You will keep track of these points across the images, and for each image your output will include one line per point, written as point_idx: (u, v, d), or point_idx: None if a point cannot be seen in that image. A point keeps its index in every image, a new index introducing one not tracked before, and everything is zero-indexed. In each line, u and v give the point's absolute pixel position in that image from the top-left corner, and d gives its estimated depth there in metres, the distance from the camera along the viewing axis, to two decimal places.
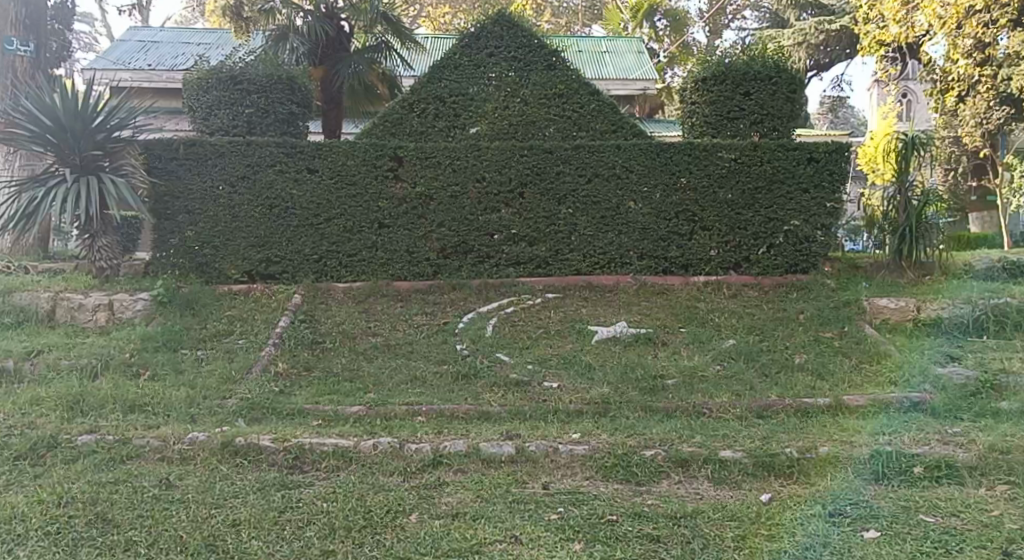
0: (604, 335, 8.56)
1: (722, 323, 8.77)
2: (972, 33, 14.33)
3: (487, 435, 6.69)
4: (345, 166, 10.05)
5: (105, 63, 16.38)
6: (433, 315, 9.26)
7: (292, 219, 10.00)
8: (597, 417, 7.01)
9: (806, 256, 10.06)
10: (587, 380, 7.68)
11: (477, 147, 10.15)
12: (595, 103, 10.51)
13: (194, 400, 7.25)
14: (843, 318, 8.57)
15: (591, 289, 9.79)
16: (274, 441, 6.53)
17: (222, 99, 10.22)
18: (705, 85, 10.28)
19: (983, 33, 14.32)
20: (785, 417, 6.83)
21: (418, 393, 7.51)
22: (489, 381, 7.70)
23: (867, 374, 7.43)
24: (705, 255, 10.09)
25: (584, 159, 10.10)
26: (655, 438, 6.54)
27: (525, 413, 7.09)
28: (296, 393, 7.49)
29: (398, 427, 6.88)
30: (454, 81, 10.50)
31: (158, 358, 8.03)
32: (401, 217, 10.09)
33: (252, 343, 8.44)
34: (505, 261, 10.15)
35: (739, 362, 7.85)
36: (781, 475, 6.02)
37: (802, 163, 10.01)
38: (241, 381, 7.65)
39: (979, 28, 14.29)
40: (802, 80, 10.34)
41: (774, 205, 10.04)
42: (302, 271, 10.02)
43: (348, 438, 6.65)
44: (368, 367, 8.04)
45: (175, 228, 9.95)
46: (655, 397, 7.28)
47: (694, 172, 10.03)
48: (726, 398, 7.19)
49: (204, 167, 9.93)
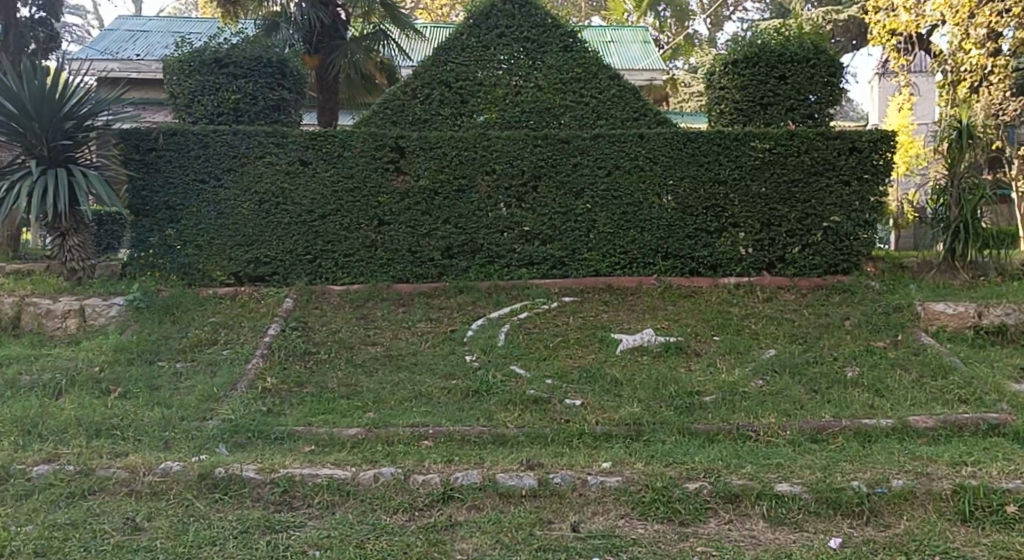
0: (629, 344, 7.69)
1: (759, 330, 7.90)
2: (985, 23, 11.80)
3: (503, 464, 5.83)
4: (341, 158, 9.17)
5: (92, 52, 15.54)
6: (439, 321, 8.40)
7: (284, 215, 9.13)
8: (628, 442, 6.16)
9: (847, 255, 9.19)
10: (614, 396, 6.81)
11: (486, 135, 9.27)
12: (615, 88, 9.62)
13: (170, 422, 6.39)
14: (895, 325, 7.72)
15: (611, 292, 8.95)
16: (259, 472, 5.69)
17: (206, 84, 9.30)
18: (736, 68, 9.38)
19: (997, 23, 11.78)
20: (844, 443, 5.97)
21: (424, 412, 6.65)
22: (503, 399, 6.83)
23: (933, 389, 6.58)
24: (736, 255, 9.24)
25: (605, 150, 9.22)
26: (698, 468, 5.67)
27: (544, 437, 6.24)
28: (286, 413, 6.63)
29: (403, 454, 6.02)
30: (460, 63, 9.61)
31: (131, 371, 7.18)
32: (404, 213, 9.22)
33: (237, 354, 7.56)
34: (516, 261, 9.29)
35: (785, 376, 6.98)
36: (849, 515, 5.17)
37: (844, 153, 9.13)
38: (224, 399, 6.78)
39: (992, 18, 11.76)
40: (842, 63, 9.42)
41: (811, 199, 9.17)
42: (295, 272, 9.16)
43: (345, 468, 5.80)
44: (368, 382, 7.16)
45: (154, 226, 9.07)
46: (691, 418, 6.41)
47: (724, 163, 9.17)
48: (774, 419, 6.32)
49: (187, 159, 9.04)
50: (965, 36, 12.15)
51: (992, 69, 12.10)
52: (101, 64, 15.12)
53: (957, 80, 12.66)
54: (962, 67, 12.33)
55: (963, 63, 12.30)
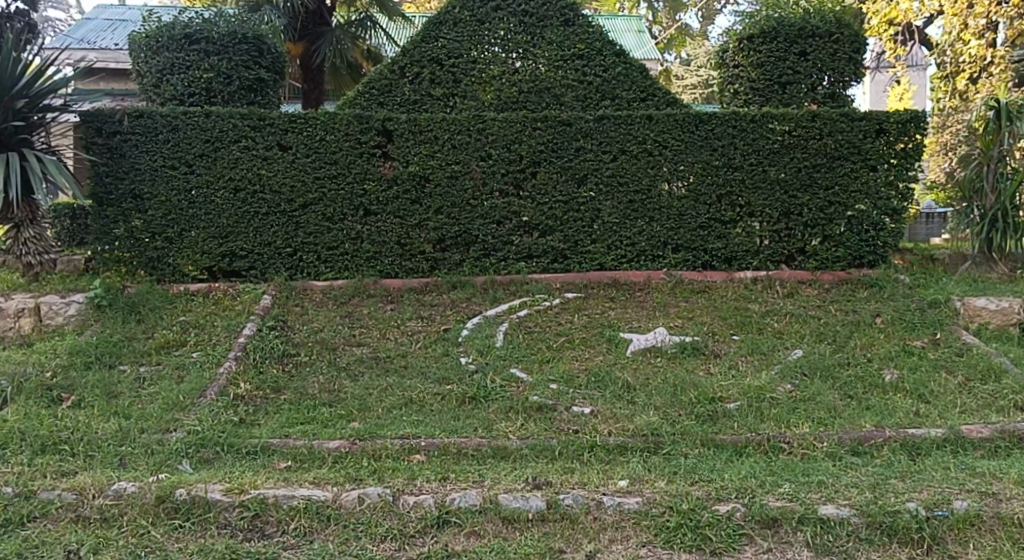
0: (640, 345, 6.97)
1: (783, 329, 7.20)
2: (983, 13, 10.96)
3: (505, 483, 5.12)
4: (324, 142, 8.41)
5: (71, 41, 14.49)
6: (431, 320, 7.68)
7: (261, 204, 8.39)
8: (646, 455, 5.46)
9: (872, 246, 8.53)
10: (627, 404, 6.08)
11: (481, 117, 8.53)
12: (621, 66, 8.91)
13: (127, 435, 5.63)
14: (931, 322, 7.06)
15: (617, 287, 8.26)
16: (226, 493, 4.97)
17: (175, 61, 8.50)
18: (751, 44, 8.66)
19: (997, 13, 10.90)
20: (891, 457, 5.30)
21: (415, 422, 5.92)
22: (504, 406, 6.11)
23: (982, 395, 5.92)
24: (752, 247, 8.56)
25: (610, 133, 8.50)
26: (728, 487, 4.97)
27: (550, 451, 5.52)
28: (260, 424, 5.89)
29: (392, 471, 5.30)
30: (452, 39, 8.85)
31: (88, 378, 6.43)
32: (392, 202, 8.49)
33: (208, 357, 6.81)
34: (514, 254, 8.60)
35: (816, 380, 6.28)
36: (907, 543, 4.54)
37: (870, 135, 8.44)
38: (191, 407, 6.03)
39: (992, 7, 10.90)
40: (865, 38, 8.74)
41: (834, 186, 8.48)
42: (274, 266, 8.44)
43: (325, 487, 5.09)
44: (352, 387, 6.43)
45: (120, 217, 8.30)
46: (715, 428, 5.71)
47: (740, 147, 8.47)
48: (809, 429, 5.63)
49: (155, 143, 8.27)
50: (964, 27, 11.32)
51: (992, 60, 11.11)
52: (80, 53, 14.17)
53: (955, 71, 11.68)
54: (960, 58, 11.41)
55: (961, 54, 11.40)
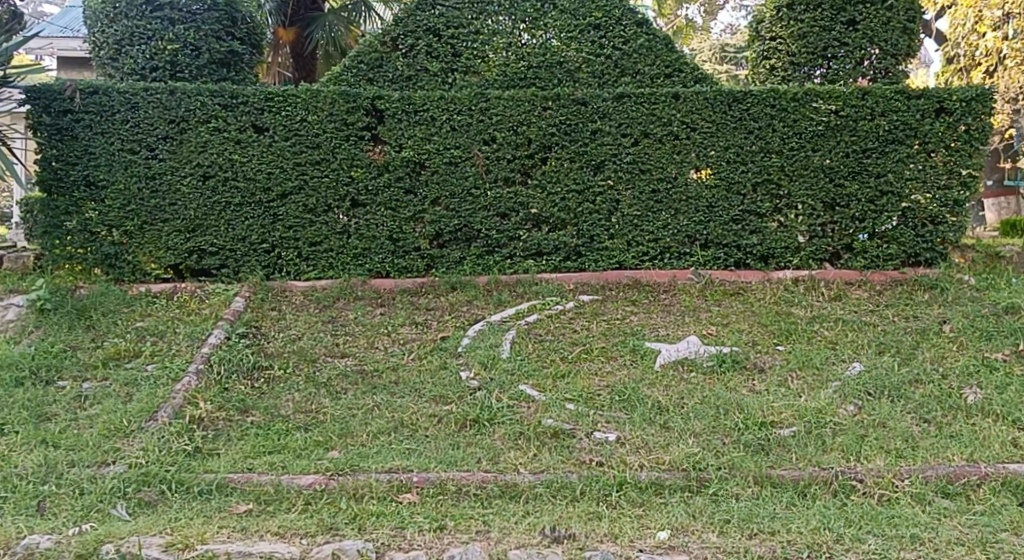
0: (671, 357, 5.95)
1: (837, 338, 6.18)
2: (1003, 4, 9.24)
3: (517, 535, 4.16)
4: (305, 123, 7.38)
5: (53, 29, 13.02)
6: (426, 326, 6.67)
7: (233, 193, 7.37)
8: (688, 497, 4.45)
9: (927, 242, 7.54)
10: (661, 430, 5.05)
11: (484, 95, 7.52)
12: (643, 37, 7.88)
13: (53, 470, 4.61)
14: (1011, 331, 6.07)
15: (639, 288, 7.26)
16: (165, 550, 4.04)
17: (134, 30, 7.47)
18: (792, 12, 7.63)
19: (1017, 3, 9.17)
20: (993, 501, 4.34)
21: (406, 451, 4.89)
22: (512, 430, 5.09)
23: None
24: (791, 243, 7.56)
25: (631, 113, 7.48)
26: (798, 541, 4.06)
27: (570, 490, 4.49)
28: (219, 453, 4.86)
29: (376, 518, 4.30)
30: (451, 7, 7.84)
31: (17, 396, 5.41)
32: (382, 192, 7.47)
33: (163, 370, 5.77)
34: (521, 251, 7.59)
35: (884, 401, 5.27)
36: None
37: (927, 116, 7.44)
38: (136, 433, 4.98)
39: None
40: (919, 6, 7.72)
41: (885, 173, 7.48)
42: (248, 264, 7.43)
43: (291, 540, 4.13)
44: (332, 407, 5.40)
45: (71, 207, 7.26)
46: (770, 460, 4.69)
47: (779, 129, 7.45)
48: (885, 462, 4.63)
49: (112, 123, 7.24)
50: (978, 19, 9.61)
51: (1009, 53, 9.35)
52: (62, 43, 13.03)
53: (971, 65, 10.04)
54: (975, 51, 9.76)
55: (976, 46, 9.73)
